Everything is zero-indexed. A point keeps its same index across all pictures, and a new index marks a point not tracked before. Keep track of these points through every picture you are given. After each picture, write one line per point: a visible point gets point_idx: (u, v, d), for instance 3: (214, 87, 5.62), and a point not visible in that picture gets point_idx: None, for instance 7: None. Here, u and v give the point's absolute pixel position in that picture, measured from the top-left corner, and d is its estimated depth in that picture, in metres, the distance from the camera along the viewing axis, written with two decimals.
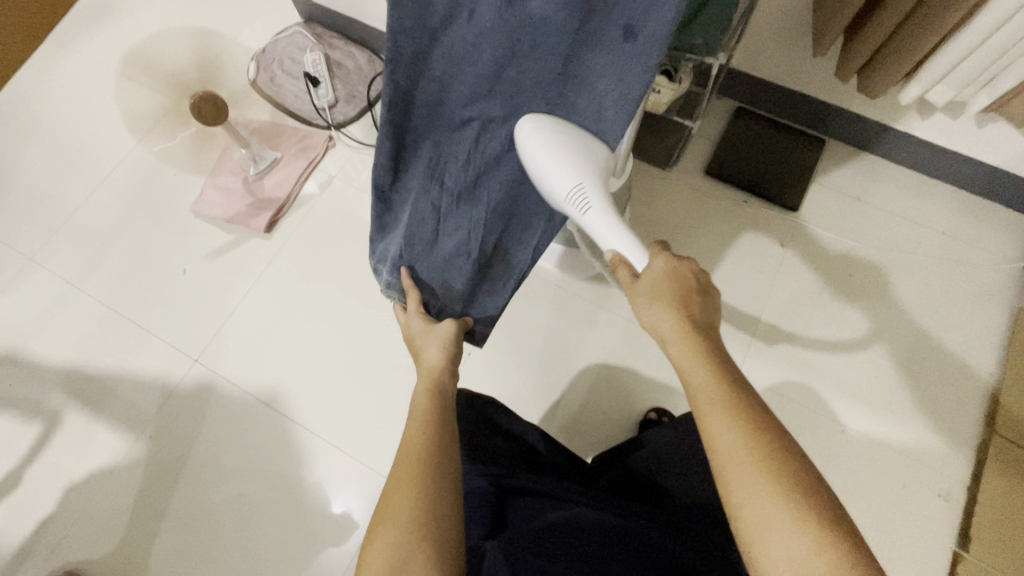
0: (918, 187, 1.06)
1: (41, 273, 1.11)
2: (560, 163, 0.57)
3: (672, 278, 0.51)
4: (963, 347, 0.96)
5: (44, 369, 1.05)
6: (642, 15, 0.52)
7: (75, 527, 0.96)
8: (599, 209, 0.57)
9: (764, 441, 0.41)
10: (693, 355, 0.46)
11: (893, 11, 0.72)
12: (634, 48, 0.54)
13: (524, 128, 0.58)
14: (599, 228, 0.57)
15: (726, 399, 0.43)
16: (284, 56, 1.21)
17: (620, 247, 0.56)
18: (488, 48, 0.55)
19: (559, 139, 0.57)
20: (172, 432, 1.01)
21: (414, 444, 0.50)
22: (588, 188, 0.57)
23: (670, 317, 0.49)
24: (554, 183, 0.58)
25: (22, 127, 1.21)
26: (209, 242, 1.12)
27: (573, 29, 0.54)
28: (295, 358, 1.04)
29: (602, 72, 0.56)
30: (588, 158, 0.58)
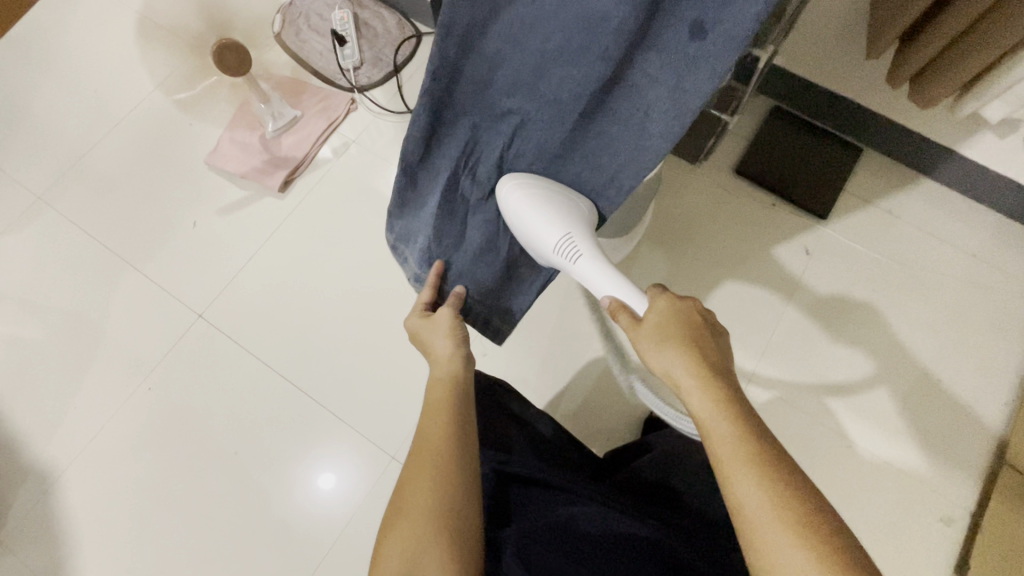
0: (953, 207, 1.03)
1: (49, 214, 1.09)
2: (543, 219, 0.59)
3: (677, 320, 0.51)
4: (981, 373, 0.94)
5: (46, 311, 1.04)
6: (715, 13, 0.44)
7: (71, 472, 0.96)
8: (590, 256, 0.58)
9: (796, 500, 0.39)
10: (710, 402, 0.44)
11: (950, 28, 0.69)
12: (700, 51, 0.46)
13: (505, 189, 0.61)
14: (591, 277, 0.58)
15: (750, 452, 0.41)
16: (312, 11, 1.17)
17: (618, 293, 0.56)
18: (537, 38, 0.51)
19: (539, 196, 0.59)
20: (172, 386, 1.00)
21: (435, 438, 0.48)
22: (576, 238, 0.58)
23: (682, 362, 0.47)
24: (541, 238, 0.60)
25: (38, 61, 1.18)
26: (221, 197, 1.10)
27: (630, 29, 0.47)
28: (300, 322, 1.03)
29: (655, 77, 0.50)
30: (571, 210, 0.60)
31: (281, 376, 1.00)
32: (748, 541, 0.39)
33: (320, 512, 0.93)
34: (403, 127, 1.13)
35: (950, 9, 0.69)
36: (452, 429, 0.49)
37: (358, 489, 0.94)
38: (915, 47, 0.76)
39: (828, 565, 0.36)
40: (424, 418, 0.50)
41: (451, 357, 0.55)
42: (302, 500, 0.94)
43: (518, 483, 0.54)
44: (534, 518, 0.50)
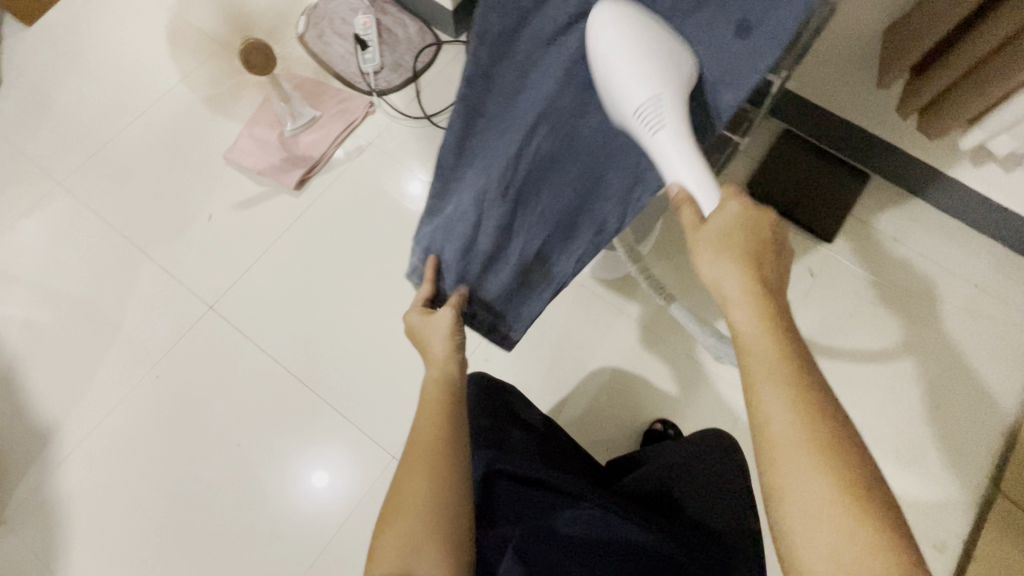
0: (957, 237, 1.04)
1: (68, 199, 1.11)
2: (633, 65, 0.46)
3: (745, 232, 0.46)
4: (979, 404, 0.95)
5: (59, 295, 1.06)
6: (763, 11, 0.44)
7: (76, 455, 0.97)
8: (672, 128, 0.47)
9: (824, 425, 0.39)
10: (758, 321, 0.43)
11: (959, 63, 0.71)
12: (747, 47, 0.45)
13: (598, 13, 0.47)
14: (668, 155, 0.47)
15: (788, 376, 0.40)
16: (336, 15, 1.20)
17: (691, 182, 0.48)
18: (577, 31, 0.50)
19: (636, 28, 0.46)
20: (179, 374, 1.01)
21: (426, 437, 0.48)
22: (666, 101, 0.47)
23: (737, 278, 0.44)
24: (625, 85, 0.47)
25: (65, 51, 1.21)
26: (238, 192, 1.12)
27: (680, 15, 0.47)
28: (309, 318, 1.04)
29: (698, 70, 0.48)
30: (671, 58, 0.46)
31: (288, 371, 1.01)
32: (764, 458, 0.41)
33: (320, 507, 0.94)
34: (420, 132, 1.15)
35: (960, 44, 0.71)
36: (445, 430, 0.49)
37: (357, 487, 0.95)
38: (926, 78, 0.78)
39: (842, 487, 0.37)
40: (418, 414, 0.51)
41: (444, 359, 0.56)
42: (303, 494, 0.95)
43: (507, 478, 0.56)
44: (516, 514, 0.54)
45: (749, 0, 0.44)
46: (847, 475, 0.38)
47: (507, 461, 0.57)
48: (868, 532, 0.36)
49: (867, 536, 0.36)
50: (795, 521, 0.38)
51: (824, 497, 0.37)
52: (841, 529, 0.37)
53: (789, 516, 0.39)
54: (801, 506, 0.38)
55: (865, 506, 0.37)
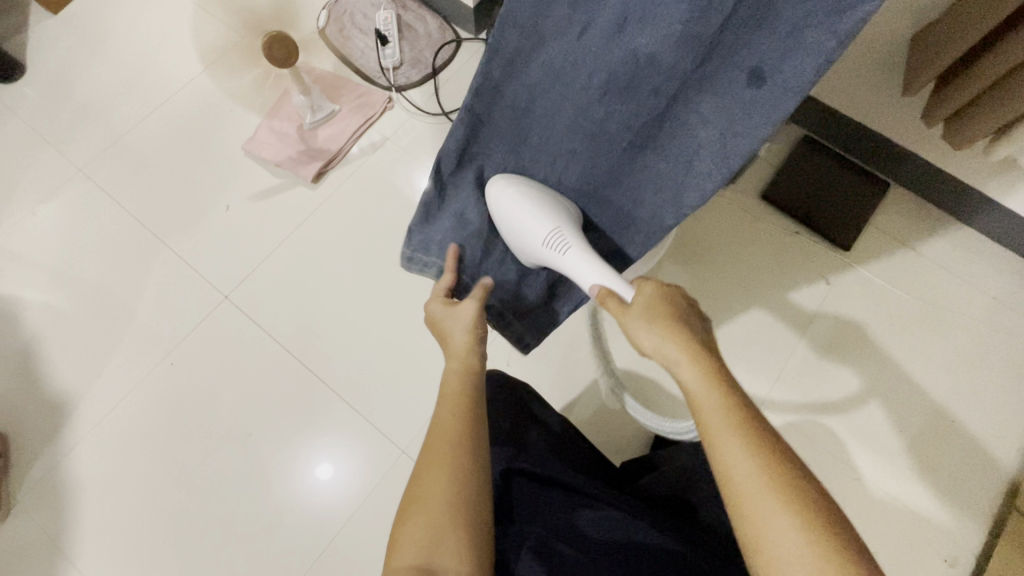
0: (977, 249, 1.03)
1: (88, 185, 1.13)
2: (532, 212, 0.60)
3: (664, 299, 0.50)
4: (994, 418, 0.94)
5: (77, 279, 1.07)
6: (777, 60, 0.42)
7: (91, 439, 0.98)
8: (578, 248, 0.59)
9: (783, 469, 0.40)
10: (701, 376, 0.44)
11: (983, 76, 0.71)
12: (757, 98, 0.44)
13: (494, 186, 0.63)
14: (579, 269, 0.58)
15: (739, 424, 0.41)
16: (358, 10, 1.20)
17: (605, 282, 0.56)
18: (585, 74, 0.52)
19: (525, 191, 0.61)
20: (193, 362, 1.02)
21: (446, 429, 0.48)
22: (565, 231, 0.59)
23: (672, 340, 0.46)
24: (529, 230, 0.60)
25: (89, 39, 1.22)
26: (256, 183, 1.12)
27: (688, 65, 0.46)
28: (322, 310, 1.05)
29: (705, 119, 0.48)
30: (560, 207, 0.62)
31: (301, 362, 1.02)
32: (734, 510, 0.41)
33: (329, 499, 0.95)
34: (437, 128, 1.16)
35: (986, 56, 0.70)
36: (465, 421, 0.49)
37: (366, 480, 0.96)
38: (955, 87, 0.77)
39: (812, 528, 0.37)
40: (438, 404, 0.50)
41: (467, 350, 0.55)
42: (312, 485, 0.95)
43: (525, 477, 0.56)
44: (530, 511, 0.53)
45: (762, 48, 0.42)
46: (810, 511, 0.38)
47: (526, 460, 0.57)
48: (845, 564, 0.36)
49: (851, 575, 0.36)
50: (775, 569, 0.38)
51: (798, 539, 0.37)
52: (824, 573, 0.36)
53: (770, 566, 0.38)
54: (780, 554, 0.38)
55: (835, 540, 0.37)
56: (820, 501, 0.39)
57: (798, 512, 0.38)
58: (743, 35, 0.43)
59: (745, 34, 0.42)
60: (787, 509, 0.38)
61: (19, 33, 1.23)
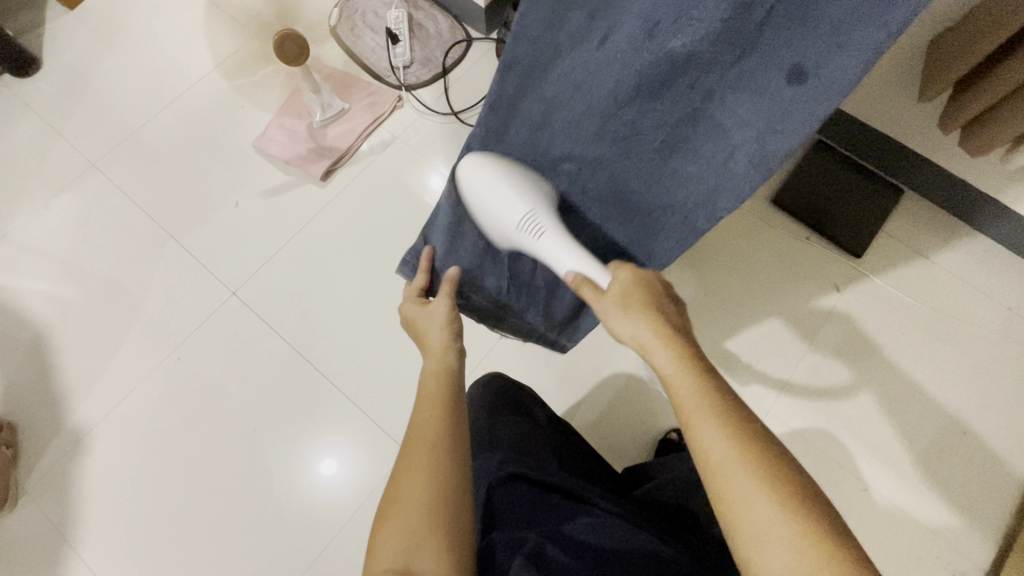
0: (992, 258, 1.01)
1: (99, 179, 1.14)
2: (506, 195, 0.57)
3: (641, 286, 0.52)
4: (1006, 432, 0.92)
5: (88, 273, 1.08)
6: (824, 53, 0.38)
7: (97, 432, 0.99)
8: (553, 230, 0.57)
9: (757, 445, 0.40)
10: (675, 360, 0.45)
11: (1001, 85, 0.69)
12: (797, 94, 0.41)
13: (466, 164, 0.59)
14: (555, 254, 0.57)
15: (714, 403, 0.42)
16: (369, 9, 1.21)
17: (581, 268, 0.56)
18: (612, 80, 0.49)
19: (499, 170, 0.58)
20: (200, 357, 1.03)
21: (423, 427, 0.47)
22: (540, 214, 0.57)
23: (647, 326, 0.48)
24: (503, 213, 0.58)
25: (104, 35, 1.23)
26: (264, 180, 1.13)
27: (724, 62, 0.43)
28: (329, 308, 1.05)
29: (743, 120, 0.45)
30: (535, 186, 0.58)
31: (306, 359, 1.02)
32: (712, 490, 0.40)
33: (333, 494, 0.95)
34: (446, 128, 1.16)
35: (1003, 64, 0.69)
36: (443, 420, 0.48)
37: (369, 476, 0.96)
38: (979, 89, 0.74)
39: (789, 502, 0.37)
40: (416, 405, 0.50)
41: (445, 347, 0.56)
42: (314, 483, 0.96)
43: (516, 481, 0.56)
44: (523, 514, 0.53)
45: (806, 43, 0.39)
46: (780, 482, 0.38)
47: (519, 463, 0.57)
48: (817, 538, 0.36)
49: (829, 549, 0.35)
50: (754, 548, 0.37)
51: (771, 513, 0.37)
52: (799, 545, 0.36)
53: (750, 546, 0.37)
54: (758, 531, 0.37)
55: (806, 510, 0.37)
56: (794, 474, 0.39)
57: (768, 485, 0.38)
58: (785, 30, 0.39)
59: (788, 28, 0.39)
60: (759, 485, 0.38)
61: (35, 29, 1.24)
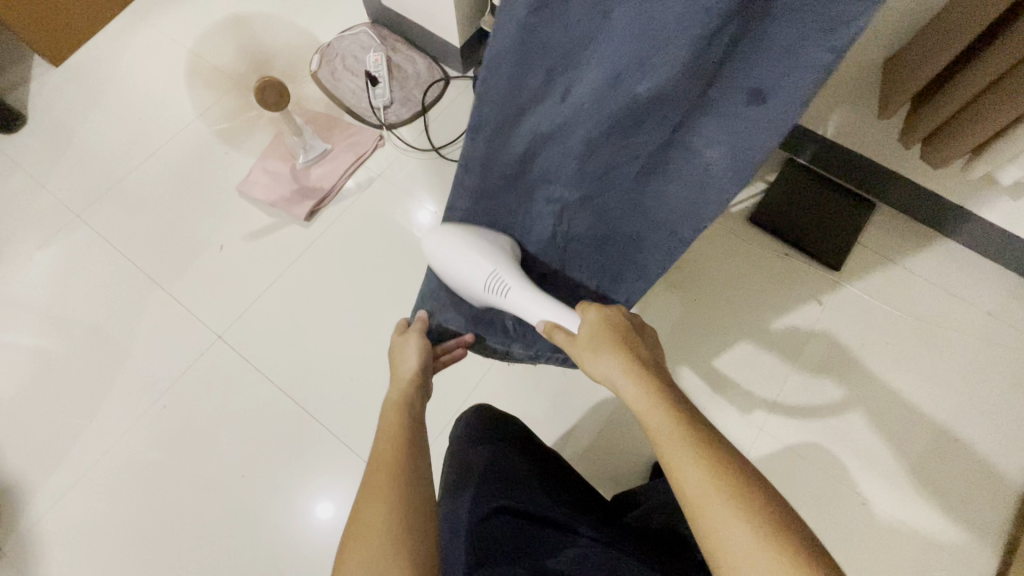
0: (966, 264, 1.03)
1: (84, 230, 1.14)
2: (469, 259, 0.61)
3: (609, 326, 0.53)
4: (996, 439, 0.93)
5: (72, 323, 1.07)
6: (777, 80, 0.39)
7: (82, 486, 0.96)
8: (516, 286, 0.60)
9: (733, 475, 0.40)
10: (644, 396, 0.46)
11: (955, 98, 0.72)
12: (761, 118, 0.41)
13: (429, 241, 0.64)
14: (525, 305, 0.60)
15: (686, 435, 0.42)
16: (348, 53, 1.24)
17: (550, 315, 0.58)
18: (582, 126, 0.49)
19: (468, 243, 0.62)
20: (186, 404, 1.01)
21: (387, 458, 0.47)
22: (502, 272, 0.60)
23: (618, 365, 0.49)
24: (468, 276, 0.61)
25: (90, 90, 1.26)
26: (249, 223, 1.14)
27: (690, 98, 0.43)
28: (317, 347, 1.05)
29: (711, 142, 0.46)
30: (495, 250, 0.62)
31: (294, 402, 1.01)
32: (692, 517, 0.40)
33: (324, 539, 0.93)
34: (429, 163, 1.18)
35: (958, 78, 0.72)
36: (404, 451, 0.48)
37: None
38: (934, 105, 0.77)
39: (764, 527, 0.37)
40: (377, 437, 0.49)
41: (414, 373, 0.57)
42: (304, 529, 0.93)
43: (508, 514, 0.56)
44: (506, 549, 0.52)
45: (761, 69, 0.39)
46: (762, 508, 0.38)
47: (510, 496, 0.57)
48: (795, 557, 0.35)
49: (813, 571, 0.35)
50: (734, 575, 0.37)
51: (749, 534, 0.37)
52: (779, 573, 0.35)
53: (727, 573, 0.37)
54: (738, 560, 0.37)
55: (785, 536, 0.36)
56: (766, 496, 0.39)
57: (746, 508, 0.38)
58: (739, 58, 0.39)
59: (742, 58, 0.39)
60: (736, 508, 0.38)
61: (22, 87, 1.26)
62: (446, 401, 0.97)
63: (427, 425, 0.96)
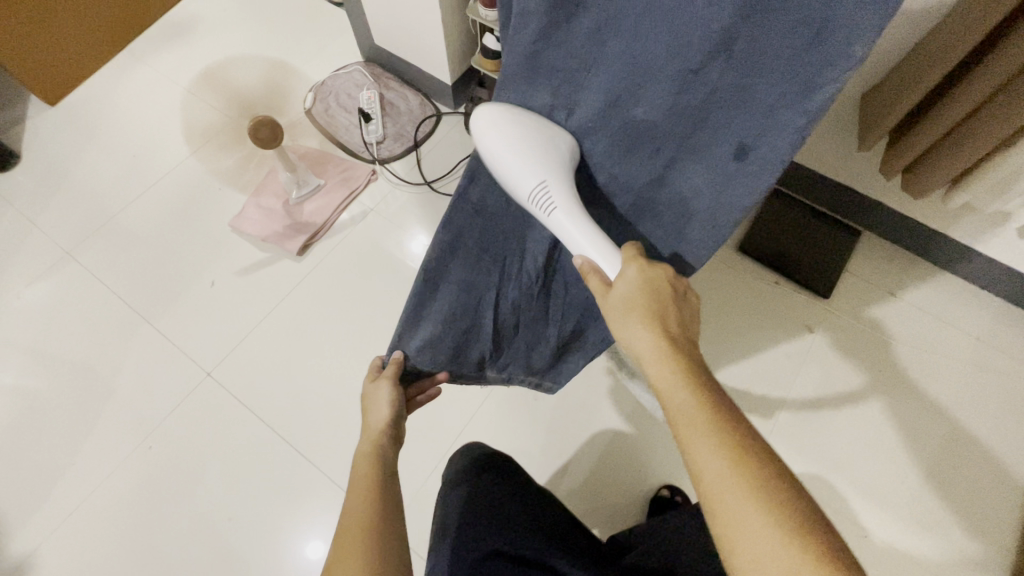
0: (953, 290, 1.04)
1: (74, 266, 1.13)
2: (520, 160, 0.48)
3: (646, 290, 0.46)
4: (994, 467, 0.92)
5: (59, 361, 1.06)
6: (758, 134, 0.40)
7: (63, 531, 0.93)
8: (566, 207, 0.49)
9: (755, 467, 0.37)
10: (669, 372, 0.42)
11: (933, 129, 0.74)
12: (739, 170, 0.43)
13: (480, 121, 0.51)
14: (568, 232, 0.49)
15: (710, 419, 0.39)
16: (342, 90, 1.27)
17: (592, 252, 0.49)
18: (582, 151, 0.51)
19: (517, 132, 0.49)
20: (174, 443, 0.99)
21: (356, 519, 0.45)
22: (553, 185, 0.48)
23: (643, 338, 0.45)
24: (512, 183, 0.50)
25: (86, 129, 1.27)
26: (240, 258, 1.14)
27: (679, 134, 0.44)
28: (308, 383, 1.03)
29: (695, 189, 0.47)
30: (554, 150, 0.49)
31: (283, 440, 0.99)
32: (708, 512, 0.38)
33: None
34: (420, 197, 1.19)
35: (934, 109, 0.74)
36: (379, 510, 0.46)
37: None
38: (912, 136, 0.79)
39: (788, 529, 0.34)
40: (349, 497, 0.48)
41: (386, 425, 0.55)
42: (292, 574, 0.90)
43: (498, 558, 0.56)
44: None
45: (744, 124, 0.41)
46: (787, 508, 0.35)
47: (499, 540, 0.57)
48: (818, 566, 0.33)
49: None
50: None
51: (763, 531, 0.35)
52: None
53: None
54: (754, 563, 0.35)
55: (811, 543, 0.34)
56: (789, 488, 0.36)
57: (768, 502, 0.35)
58: (727, 113, 0.41)
59: (730, 110, 0.41)
60: (759, 511, 0.35)
61: (18, 126, 1.28)
62: (439, 436, 0.96)
63: (420, 462, 0.94)
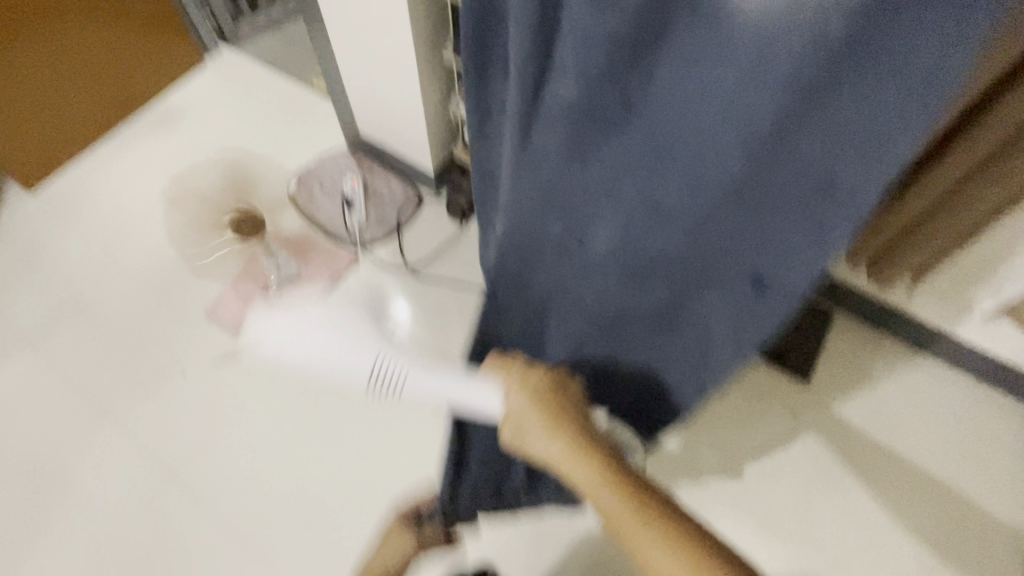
0: (928, 370, 1.06)
1: (43, 360, 1.11)
2: (336, 339, 0.62)
3: (548, 402, 0.56)
4: (962, 551, 0.96)
5: (30, 462, 1.04)
6: (774, 271, 0.44)
7: None
8: (410, 373, 0.63)
9: (678, 534, 0.45)
10: (589, 473, 0.50)
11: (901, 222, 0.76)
12: (759, 300, 0.46)
13: (259, 327, 0.64)
14: (418, 387, 0.63)
15: (631, 507, 0.47)
16: (326, 176, 1.29)
17: (461, 390, 0.62)
18: (599, 274, 0.55)
19: (318, 318, 0.63)
20: (156, 550, 0.98)
21: None
22: (386, 355, 0.62)
23: (560, 449, 0.53)
24: (343, 364, 0.62)
25: (62, 214, 1.27)
26: (214, 349, 1.11)
27: (694, 264, 0.48)
28: (286, 481, 1.01)
29: (715, 309, 0.50)
30: (364, 328, 0.63)
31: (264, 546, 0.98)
32: None
33: None
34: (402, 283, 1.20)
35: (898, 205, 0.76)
36: None
37: None
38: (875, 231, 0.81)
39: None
40: None
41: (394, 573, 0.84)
42: None
43: None
44: None
45: (759, 261, 0.44)
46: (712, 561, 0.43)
47: None
48: None
49: None
50: None
51: None
52: None
53: None
54: None
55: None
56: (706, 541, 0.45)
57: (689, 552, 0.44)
58: (738, 249, 0.45)
59: (742, 248, 0.45)
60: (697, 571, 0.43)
61: None
62: None
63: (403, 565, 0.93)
